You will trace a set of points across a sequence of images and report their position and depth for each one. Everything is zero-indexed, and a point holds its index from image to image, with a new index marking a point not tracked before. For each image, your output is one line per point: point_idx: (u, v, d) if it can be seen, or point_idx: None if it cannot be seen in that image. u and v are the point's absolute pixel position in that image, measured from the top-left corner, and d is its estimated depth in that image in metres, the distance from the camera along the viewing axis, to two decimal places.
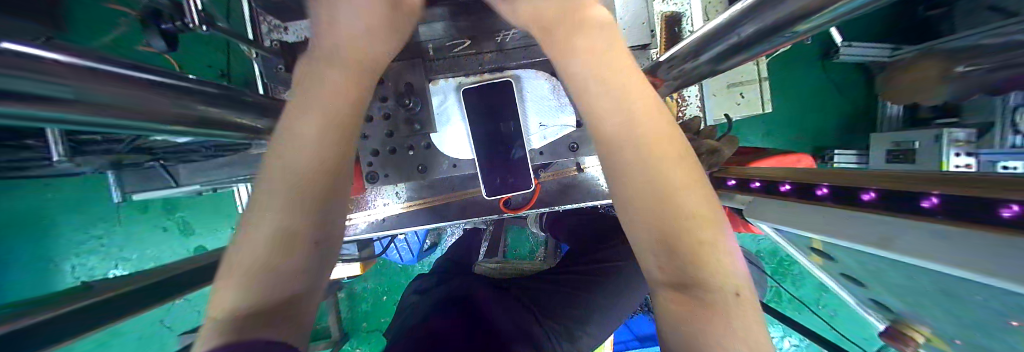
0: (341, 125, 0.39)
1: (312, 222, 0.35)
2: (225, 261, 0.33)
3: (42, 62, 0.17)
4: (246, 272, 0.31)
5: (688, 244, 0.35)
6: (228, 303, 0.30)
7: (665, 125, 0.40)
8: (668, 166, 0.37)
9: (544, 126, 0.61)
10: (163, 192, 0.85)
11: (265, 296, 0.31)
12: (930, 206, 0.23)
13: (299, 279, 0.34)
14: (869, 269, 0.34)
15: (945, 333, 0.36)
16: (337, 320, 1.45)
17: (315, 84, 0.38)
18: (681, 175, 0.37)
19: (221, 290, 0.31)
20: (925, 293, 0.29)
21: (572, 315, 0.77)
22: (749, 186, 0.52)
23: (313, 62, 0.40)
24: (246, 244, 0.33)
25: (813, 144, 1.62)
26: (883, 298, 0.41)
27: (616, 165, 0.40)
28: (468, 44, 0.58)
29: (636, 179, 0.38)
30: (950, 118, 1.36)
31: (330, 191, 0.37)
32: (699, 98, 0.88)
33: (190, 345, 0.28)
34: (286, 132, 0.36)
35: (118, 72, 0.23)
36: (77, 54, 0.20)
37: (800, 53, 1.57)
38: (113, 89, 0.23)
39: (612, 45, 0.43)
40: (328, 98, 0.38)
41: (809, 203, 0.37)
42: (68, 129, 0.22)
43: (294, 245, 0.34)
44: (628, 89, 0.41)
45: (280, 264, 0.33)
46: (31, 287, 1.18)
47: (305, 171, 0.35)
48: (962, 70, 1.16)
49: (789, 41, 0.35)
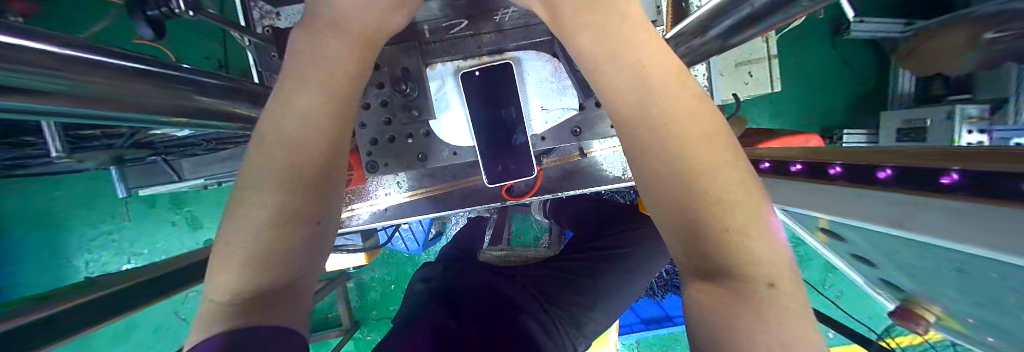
0: (331, 101, 0.36)
1: (307, 203, 0.34)
2: (219, 243, 0.32)
3: (26, 51, 0.20)
4: (245, 253, 0.31)
5: (724, 230, 0.30)
6: (229, 284, 0.31)
7: (686, 95, 0.35)
8: (688, 141, 0.33)
9: (546, 110, 0.60)
10: (166, 186, 0.92)
11: (263, 278, 0.32)
12: (951, 181, 0.24)
13: (295, 261, 0.34)
14: (873, 240, 0.38)
15: (952, 304, 0.39)
16: (347, 308, 1.53)
17: (305, 62, 0.36)
18: (712, 152, 0.32)
19: (220, 271, 0.31)
20: (928, 260, 0.33)
21: (577, 302, 0.77)
22: (761, 167, 0.56)
23: (303, 34, 0.37)
24: (238, 226, 0.32)
25: (822, 124, 1.55)
26: (891, 272, 0.45)
27: (636, 143, 0.37)
28: (466, 25, 0.56)
29: (655, 157, 0.35)
30: (963, 94, 1.27)
31: (323, 171, 0.35)
32: (707, 78, 0.82)
33: (192, 325, 0.30)
34: (277, 109, 0.35)
35: (108, 61, 0.27)
36: (65, 45, 0.23)
37: (811, 29, 1.48)
38: (101, 78, 0.26)
39: (632, 12, 0.39)
40: (320, 73, 0.36)
41: (822, 182, 0.40)
42: (61, 112, 0.26)
43: (278, 232, 0.32)
44: (648, 60, 0.37)
45: (280, 246, 0.32)
46: (49, 281, 1.36)
47: (296, 150, 0.34)
48: (990, 36, 1.11)
49: (807, 8, 0.32)
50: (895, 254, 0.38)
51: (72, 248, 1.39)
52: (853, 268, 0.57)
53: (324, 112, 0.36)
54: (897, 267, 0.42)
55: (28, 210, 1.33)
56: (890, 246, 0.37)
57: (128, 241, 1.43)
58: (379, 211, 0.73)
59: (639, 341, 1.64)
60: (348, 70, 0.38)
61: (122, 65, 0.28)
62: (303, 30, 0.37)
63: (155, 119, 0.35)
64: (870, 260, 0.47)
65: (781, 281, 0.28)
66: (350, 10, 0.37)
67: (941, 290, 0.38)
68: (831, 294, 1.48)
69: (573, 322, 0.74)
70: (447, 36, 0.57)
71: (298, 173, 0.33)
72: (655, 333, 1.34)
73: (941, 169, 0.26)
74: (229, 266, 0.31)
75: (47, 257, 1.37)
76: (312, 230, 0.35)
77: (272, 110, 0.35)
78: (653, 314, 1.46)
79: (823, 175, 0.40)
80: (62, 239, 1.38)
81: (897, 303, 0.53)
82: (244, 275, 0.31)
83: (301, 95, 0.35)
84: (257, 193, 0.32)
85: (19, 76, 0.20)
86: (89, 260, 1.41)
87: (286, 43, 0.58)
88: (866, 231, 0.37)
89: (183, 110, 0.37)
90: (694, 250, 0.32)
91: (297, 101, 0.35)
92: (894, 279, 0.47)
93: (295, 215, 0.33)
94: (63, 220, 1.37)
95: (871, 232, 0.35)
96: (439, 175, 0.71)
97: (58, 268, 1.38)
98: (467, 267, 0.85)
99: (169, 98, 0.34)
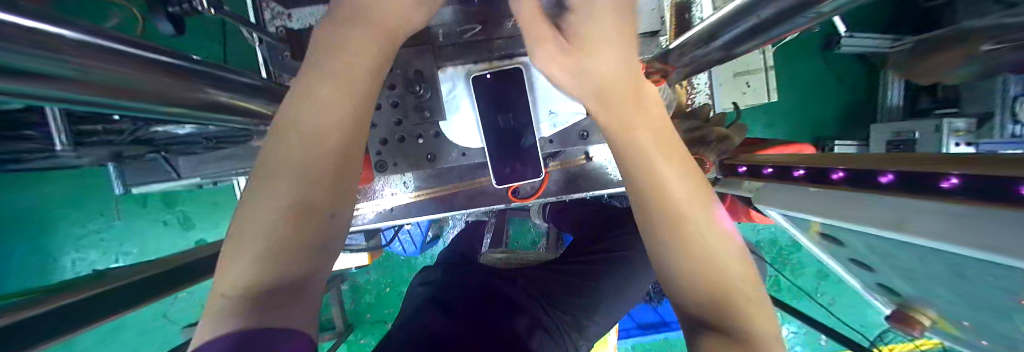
0: (349, 93, 0.37)
1: (325, 194, 0.35)
2: (232, 232, 0.33)
3: (50, 37, 0.20)
4: (261, 245, 0.32)
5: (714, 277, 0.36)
6: (242, 277, 0.30)
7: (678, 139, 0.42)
8: (686, 182, 0.39)
9: (554, 113, 0.61)
10: (164, 183, 0.90)
11: (280, 270, 0.32)
12: (949, 186, 0.27)
13: (309, 255, 0.34)
14: (873, 245, 0.40)
15: (951, 311, 0.41)
16: (341, 312, 1.51)
17: (324, 56, 0.37)
18: (701, 192, 0.40)
19: (232, 262, 0.31)
20: (929, 264, 0.35)
21: (578, 305, 0.78)
22: (762, 173, 0.57)
23: (323, 30, 0.38)
24: (253, 216, 0.32)
25: (814, 134, 1.59)
26: (890, 279, 0.47)
27: (643, 180, 0.40)
28: (479, 29, 0.59)
29: (664, 194, 0.39)
30: (950, 108, 1.35)
31: (341, 164, 0.37)
32: (708, 86, 0.84)
33: (200, 320, 0.29)
34: (296, 104, 0.35)
35: (126, 51, 0.27)
36: (88, 33, 0.23)
37: (804, 42, 1.53)
38: (117, 67, 0.26)
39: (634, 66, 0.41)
40: (339, 68, 0.37)
41: (825, 187, 0.42)
42: (63, 97, 0.25)
43: (292, 227, 0.33)
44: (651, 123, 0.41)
45: (297, 238, 0.33)
46: (34, 280, 1.33)
47: (319, 146, 0.35)
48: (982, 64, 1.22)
49: (809, 21, 0.34)
50: (894, 259, 0.40)
51: (59, 246, 1.36)
52: (850, 273, 0.59)
53: (342, 112, 0.36)
54: (896, 271, 0.43)
55: (17, 206, 1.30)
56: (889, 250, 0.38)
57: (118, 240, 1.40)
58: (385, 212, 0.74)
59: (635, 346, 1.64)
60: (363, 63, 0.38)
61: (133, 54, 0.28)
62: (324, 29, 0.38)
63: (156, 108, 0.34)
64: (869, 264, 0.49)
65: (759, 318, 0.35)
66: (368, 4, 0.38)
67: (940, 295, 0.40)
68: (825, 302, 1.49)
69: (575, 325, 0.74)
70: (460, 39, 0.58)
71: (315, 172, 0.35)
72: (652, 338, 1.34)
73: (941, 175, 0.28)
74: (240, 256, 0.31)
75: (33, 256, 1.33)
76: (328, 222, 0.36)
77: (289, 103, 0.36)
78: (649, 319, 1.47)
79: (828, 180, 0.42)
80: (49, 237, 1.34)
81: (892, 307, 0.55)
82: (258, 267, 0.31)
83: (319, 94, 0.36)
84: (271, 190, 0.33)
85: (43, 61, 0.20)
86: (77, 259, 1.37)
87: (298, 42, 0.58)
88: (868, 237, 0.39)
89: (191, 102, 0.37)
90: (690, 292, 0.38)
91: (312, 98, 0.35)
92: (892, 283, 0.49)
93: (307, 210, 0.34)
94: (52, 217, 1.34)
95: (866, 234, 0.37)
96: (445, 176, 0.71)
97: (42, 267, 1.34)
98: (468, 270, 0.84)
99: (178, 89, 0.34)
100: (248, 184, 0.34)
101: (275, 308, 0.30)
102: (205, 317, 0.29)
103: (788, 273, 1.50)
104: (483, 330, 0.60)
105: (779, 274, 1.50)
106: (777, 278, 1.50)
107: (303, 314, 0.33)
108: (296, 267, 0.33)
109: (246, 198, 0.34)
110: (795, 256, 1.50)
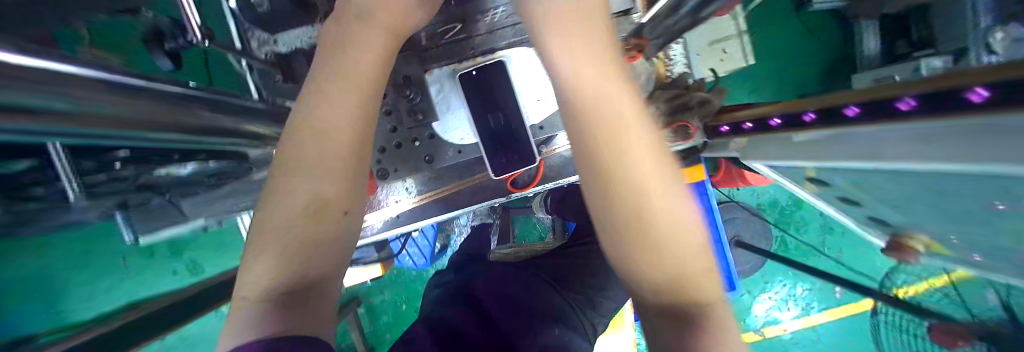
0: (360, 86, 0.39)
1: (336, 191, 0.36)
2: (255, 230, 0.35)
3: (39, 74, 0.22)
4: (283, 243, 0.34)
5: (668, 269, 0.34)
6: (269, 276, 0.33)
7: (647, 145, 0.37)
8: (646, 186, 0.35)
9: (539, 101, 0.64)
10: (172, 230, 0.92)
11: (302, 268, 0.34)
12: (910, 106, 0.28)
13: (325, 253, 0.36)
14: (860, 181, 0.43)
15: (939, 232, 0.43)
16: (360, 334, 1.51)
17: (335, 53, 0.39)
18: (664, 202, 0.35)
19: (258, 261, 0.33)
20: (905, 188, 0.37)
21: (589, 283, 0.82)
22: (743, 129, 0.60)
23: (336, 31, 0.41)
24: (274, 212, 0.34)
25: (798, 92, 1.61)
26: (879, 211, 0.50)
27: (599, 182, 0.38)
28: (459, 28, 0.61)
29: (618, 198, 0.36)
30: (928, 50, 1.31)
31: (353, 159, 0.38)
32: (684, 56, 0.85)
33: (226, 323, 0.31)
34: (309, 98, 0.37)
35: (100, 79, 0.29)
36: (67, 64, 0.25)
37: (774, 6, 1.57)
38: (104, 96, 0.28)
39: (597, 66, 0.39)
40: (350, 64, 0.39)
41: (803, 129, 0.44)
42: (58, 132, 0.27)
43: (313, 227, 0.35)
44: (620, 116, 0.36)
45: (313, 234, 0.35)
46: None
47: (328, 139, 0.36)
48: None
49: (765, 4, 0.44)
50: (876, 188, 0.42)
51: None
52: (841, 211, 0.62)
53: (348, 109, 0.37)
54: (882, 202, 0.45)
55: None
56: (872, 181, 0.41)
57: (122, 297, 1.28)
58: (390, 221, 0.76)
59: None
60: (370, 61, 0.40)
61: (107, 82, 0.29)
62: (334, 32, 0.41)
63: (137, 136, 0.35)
64: (857, 199, 0.51)
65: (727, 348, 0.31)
66: (375, 6, 0.41)
67: (923, 217, 0.42)
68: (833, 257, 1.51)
69: (587, 303, 0.78)
70: (442, 40, 0.62)
71: (334, 169, 0.36)
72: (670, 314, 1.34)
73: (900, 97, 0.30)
74: (264, 260, 0.33)
75: None
76: (342, 218, 0.37)
77: (303, 98, 0.38)
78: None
79: (802, 122, 0.45)
80: None
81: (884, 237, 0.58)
82: (275, 271, 0.33)
83: (328, 95, 0.37)
84: (293, 188, 0.34)
85: (45, 97, 0.22)
86: None
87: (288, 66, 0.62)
88: (859, 172, 0.41)
89: (184, 128, 0.40)
90: (642, 282, 0.37)
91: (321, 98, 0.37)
92: (881, 214, 0.51)
93: (323, 206, 0.35)
94: None
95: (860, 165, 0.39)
96: (445, 176, 0.74)
97: None
98: (479, 266, 0.86)
99: (167, 117, 0.37)
100: (267, 180, 0.36)
101: (284, 313, 0.32)
102: (230, 316, 0.32)
103: (792, 231, 1.52)
104: (501, 318, 0.62)
105: (783, 234, 1.51)
106: (783, 237, 1.52)
107: (319, 317, 0.35)
108: (319, 270, 0.36)
109: (266, 195, 0.36)
110: (798, 215, 1.52)
